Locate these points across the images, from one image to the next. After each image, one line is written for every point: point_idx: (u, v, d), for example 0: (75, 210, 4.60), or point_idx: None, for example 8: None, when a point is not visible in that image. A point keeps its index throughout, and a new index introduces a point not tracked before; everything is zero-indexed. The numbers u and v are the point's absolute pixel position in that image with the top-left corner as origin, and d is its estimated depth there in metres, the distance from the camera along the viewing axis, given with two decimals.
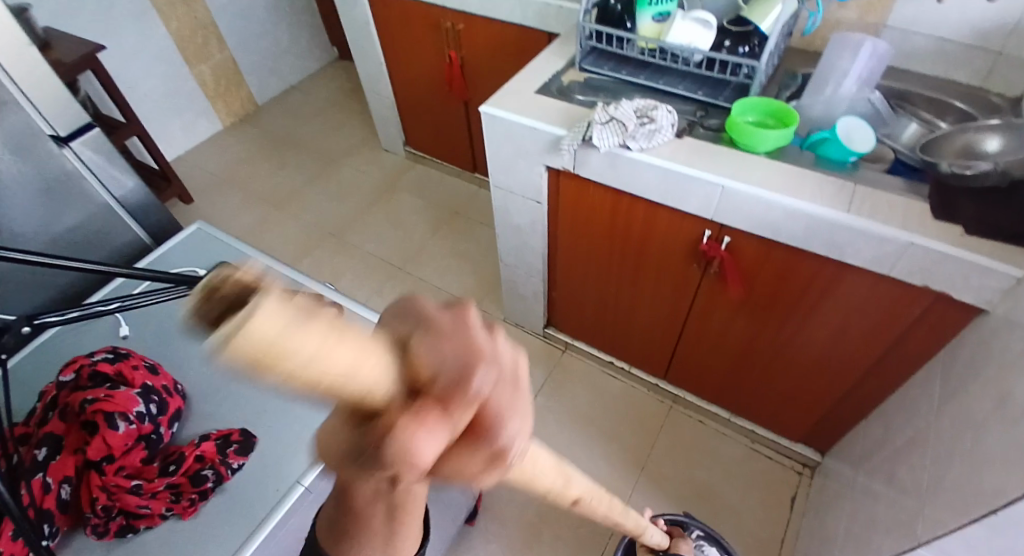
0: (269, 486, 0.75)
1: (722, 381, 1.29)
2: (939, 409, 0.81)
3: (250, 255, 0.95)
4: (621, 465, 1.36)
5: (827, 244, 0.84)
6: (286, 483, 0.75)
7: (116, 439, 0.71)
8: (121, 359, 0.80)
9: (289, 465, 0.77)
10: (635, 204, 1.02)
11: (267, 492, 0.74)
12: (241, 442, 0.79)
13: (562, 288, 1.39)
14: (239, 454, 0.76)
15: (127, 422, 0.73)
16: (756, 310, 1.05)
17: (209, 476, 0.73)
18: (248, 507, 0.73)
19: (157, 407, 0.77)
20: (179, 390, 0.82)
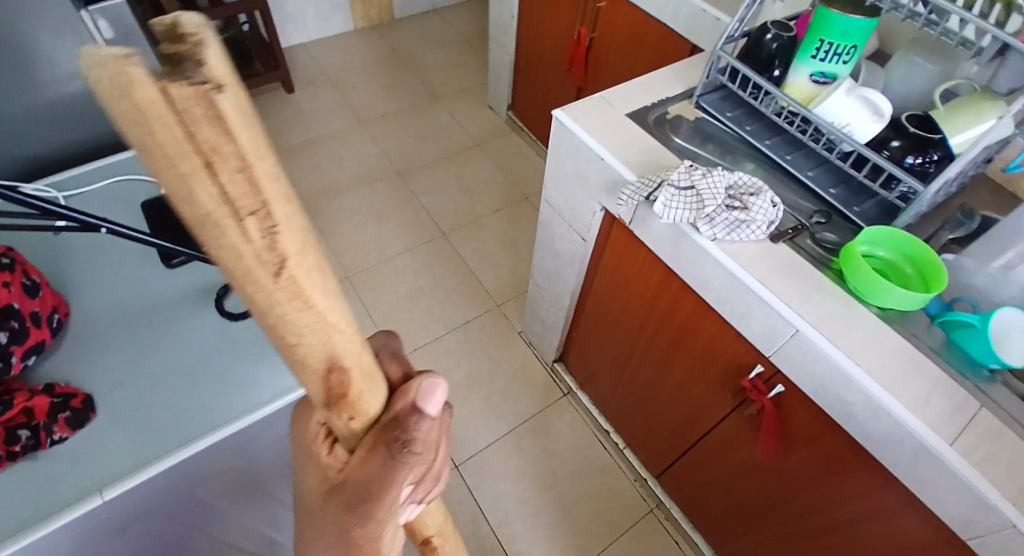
0: (69, 484, 0.59)
1: (716, 520, 1.06)
2: None
3: None
4: (566, 546, 1.18)
5: (901, 467, 0.60)
6: (94, 484, 0.59)
7: None
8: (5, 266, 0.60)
9: (114, 466, 0.60)
10: (685, 295, 0.80)
11: (71, 485, 0.59)
12: (86, 406, 0.63)
13: (584, 333, 1.19)
14: (70, 425, 0.61)
15: None
16: (783, 478, 0.81)
17: (22, 438, 0.58)
18: (32, 502, 0.57)
19: (10, 335, 0.58)
20: (57, 319, 0.64)
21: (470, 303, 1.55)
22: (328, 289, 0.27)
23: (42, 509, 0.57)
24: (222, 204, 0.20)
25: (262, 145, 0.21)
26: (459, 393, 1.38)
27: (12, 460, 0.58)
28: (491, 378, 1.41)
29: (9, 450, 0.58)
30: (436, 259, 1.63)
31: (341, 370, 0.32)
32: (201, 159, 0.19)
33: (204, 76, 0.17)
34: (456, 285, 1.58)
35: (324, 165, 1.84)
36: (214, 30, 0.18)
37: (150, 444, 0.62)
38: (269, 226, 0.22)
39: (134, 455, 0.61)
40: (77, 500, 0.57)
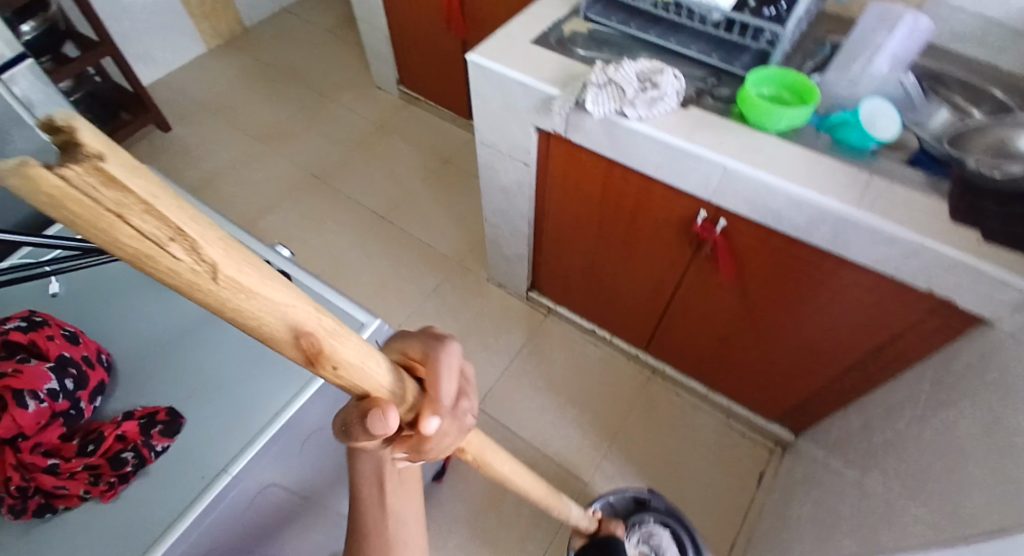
0: (192, 477, 0.62)
1: (705, 360, 1.26)
2: (923, 418, 0.79)
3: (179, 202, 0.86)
4: (596, 434, 1.35)
5: (829, 239, 0.78)
6: (214, 467, 0.62)
7: (26, 417, 0.58)
8: (40, 324, 0.65)
9: (225, 448, 0.64)
10: (629, 176, 0.94)
11: (193, 477, 0.62)
12: (172, 418, 0.66)
13: (549, 253, 1.32)
14: (164, 434, 0.64)
15: (38, 399, 0.59)
16: (746, 295, 1.00)
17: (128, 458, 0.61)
18: (168, 500, 0.60)
19: (75, 381, 0.63)
20: (105, 357, 0.69)
21: (434, 269, 1.63)
22: (269, 279, 0.28)
23: (175, 506, 0.59)
24: (140, 241, 0.22)
25: (150, 180, 0.22)
26: None
27: (126, 482, 0.61)
28: (478, 326, 1.53)
29: (121, 474, 0.60)
30: (387, 242, 1.69)
31: (305, 334, 0.31)
32: (110, 214, 0.21)
33: (84, 153, 0.19)
34: (415, 259, 1.66)
35: (240, 192, 1.81)
36: (81, 117, 0.20)
37: (248, 424, 0.66)
38: (192, 245, 0.23)
39: (239, 432, 0.65)
40: (207, 484, 0.60)
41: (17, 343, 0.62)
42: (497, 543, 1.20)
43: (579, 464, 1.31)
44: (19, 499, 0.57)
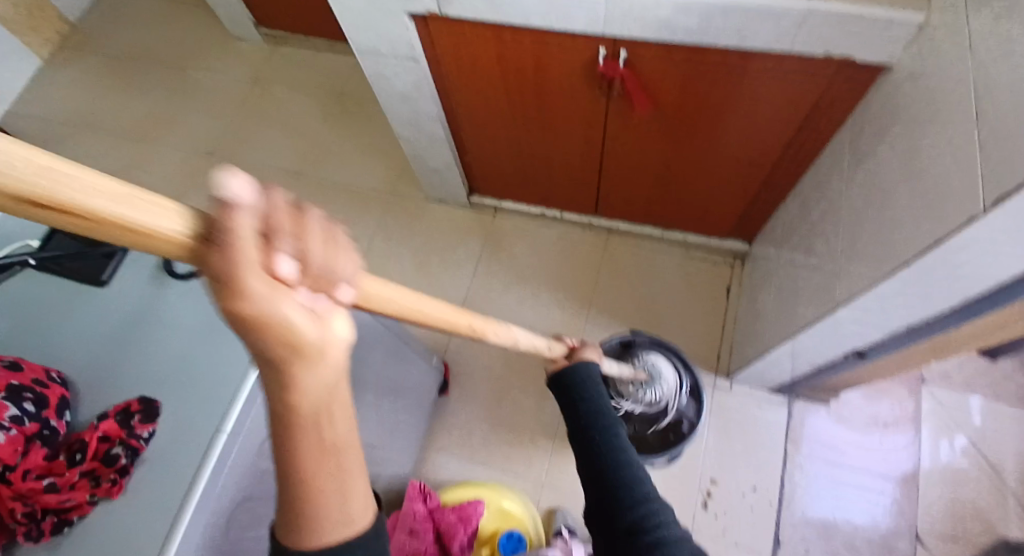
0: (194, 447, 0.60)
1: (653, 202, 1.28)
2: (851, 176, 0.84)
3: None
4: (573, 305, 1.40)
5: (726, 31, 0.78)
6: (213, 425, 0.60)
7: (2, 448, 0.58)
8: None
9: (212, 410, 0.62)
10: (519, 37, 0.90)
11: (194, 447, 0.60)
12: (146, 406, 0.65)
13: (473, 149, 1.29)
14: (145, 420, 0.64)
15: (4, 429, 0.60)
16: (667, 122, 1.00)
17: (118, 452, 0.61)
18: (177, 471, 0.59)
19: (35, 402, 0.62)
20: (56, 376, 0.67)
21: (368, 206, 1.58)
22: None
23: (182, 487, 0.57)
24: None
25: None
26: (418, 274, 1.48)
27: (128, 474, 0.61)
28: (431, 245, 1.51)
29: (119, 468, 0.60)
30: (310, 195, 1.62)
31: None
32: None
33: None
34: (345, 202, 1.59)
35: None
36: None
37: (228, 391, 0.63)
38: None
39: (223, 392, 0.63)
40: (209, 445, 0.58)
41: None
42: (515, 428, 1.27)
43: (566, 336, 1.37)
44: (31, 526, 0.56)
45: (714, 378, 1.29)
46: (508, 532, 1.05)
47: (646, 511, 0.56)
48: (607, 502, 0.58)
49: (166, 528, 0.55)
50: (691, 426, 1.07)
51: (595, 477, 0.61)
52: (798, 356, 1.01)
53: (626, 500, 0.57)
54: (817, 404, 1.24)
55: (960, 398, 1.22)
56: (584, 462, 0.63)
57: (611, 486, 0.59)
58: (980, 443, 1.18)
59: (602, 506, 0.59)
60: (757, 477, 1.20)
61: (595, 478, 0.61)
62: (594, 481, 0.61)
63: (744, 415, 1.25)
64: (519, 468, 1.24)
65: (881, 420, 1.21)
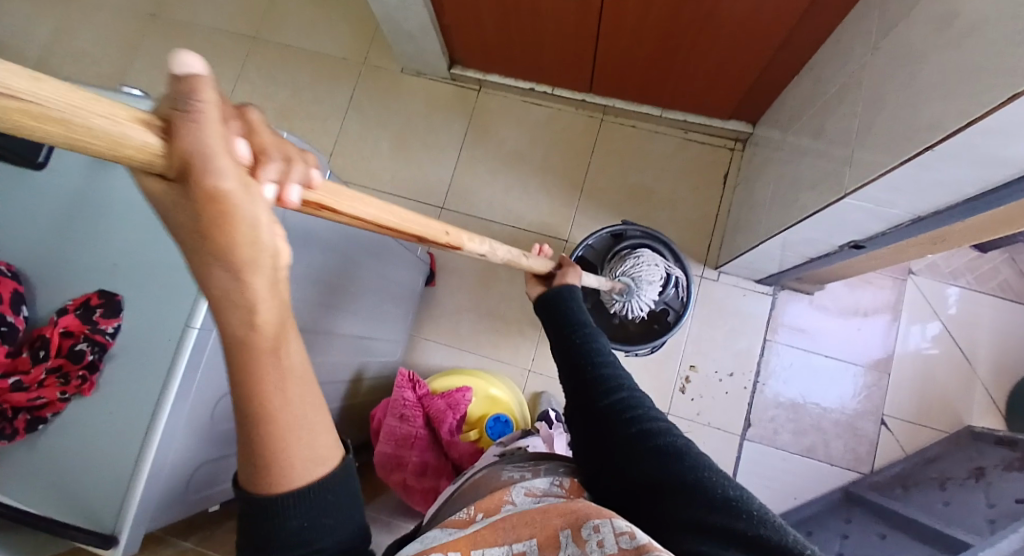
0: (161, 343, 0.55)
1: (651, 75, 1.16)
2: (875, 45, 0.74)
3: None
4: (561, 191, 1.33)
5: None
6: (182, 319, 0.55)
7: None
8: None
9: (177, 304, 0.56)
10: None
11: (161, 343, 0.55)
12: (109, 299, 0.57)
13: (451, 10, 1.13)
14: (107, 315, 0.56)
15: None
16: None
17: (82, 350, 0.54)
18: (147, 368, 0.55)
19: None
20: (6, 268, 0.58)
21: (338, 79, 1.43)
22: None
23: (158, 376, 0.54)
24: None
25: None
26: (397, 156, 1.39)
27: (97, 370, 0.55)
28: (409, 124, 1.39)
29: (87, 364, 0.54)
30: (272, 66, 1.45)
31: None
32: None
33: None
34: (312, 74, 1.43)
35: (77, 67, 1.48)
36: None
37: (193, 278, 0.57)
38: None
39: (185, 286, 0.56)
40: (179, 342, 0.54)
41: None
42: (501, 316, 1.28)
43: (553, 224, 1.32)
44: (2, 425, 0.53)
45: (702, 267, 1.27)
46: (496, 417, 1.09)
47: (618, 396, 0.56)
48: (583, 390, 0.58)
49: (149, 415, 0.53)
50: (676, 316, 1.09)
51: (579, 376, 0.59)
52: (790, 246, 0.99)
53: (600, 385, 0.57)
54: (800, 294, 1.25)
55: (940, 287, 1.23)
56: (565, 354, 0.63)
57: (597, 387, 0.57)
58: (952, 329, 1.21)
59: (577, 393, 0.59)
60: (734, 361, 1.24)
61: (579, 377, 0.59)
62: (572, 376, 0.61)
63: (729, 305, 1.26)
64: (506, 353, 1.26)
65: (861, 308, 1.23)
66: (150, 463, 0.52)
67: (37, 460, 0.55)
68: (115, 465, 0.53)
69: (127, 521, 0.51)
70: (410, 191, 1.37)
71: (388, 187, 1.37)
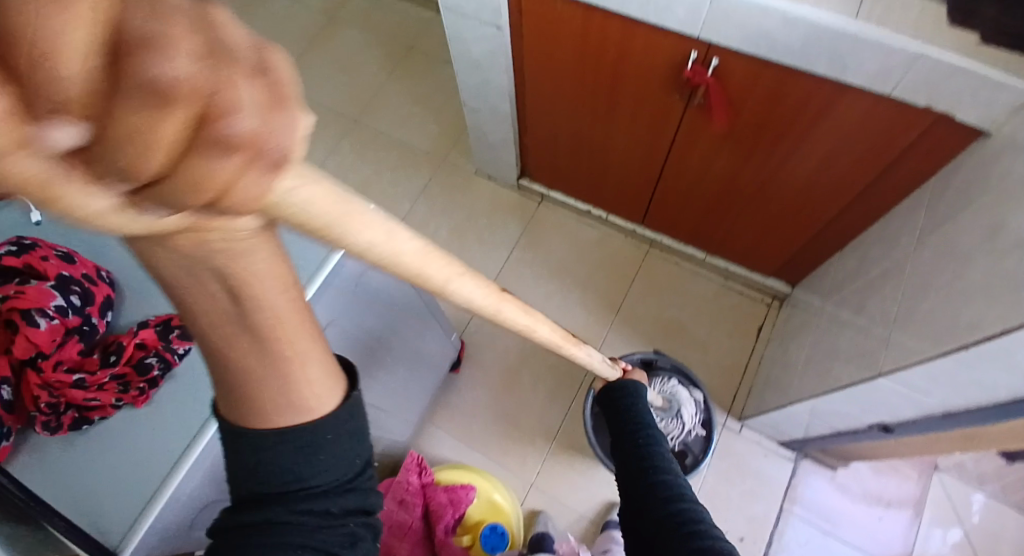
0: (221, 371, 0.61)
1: (702, 222, 1.25)
2: (920, 240, 0.78)
3: None
4: (599, 309, 1.38)
5: (827, 62, 0.72)
6: None
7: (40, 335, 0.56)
8: (30, 250, 0.60)
9: None
10: (609, 24, 0.87)
11: None
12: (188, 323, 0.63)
13: (533, 131, 1.26)
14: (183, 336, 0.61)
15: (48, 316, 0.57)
16: (741, 142, 0.96)
17: (151, 363, 0.59)
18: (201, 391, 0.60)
19: (82, 296, 0.59)
20: (106, 275, 0.64)
21: (416, 168, 1.57)
22: None
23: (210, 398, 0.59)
24: None
25: None
26: (453, 244, 1.47)
27: (155, 386, 0.59)
28: (470, 218, 1.50)
29: (149, 378, 0.59)
30: (362, 146, 1.61)
31: None
32: None
33: None
34: (395, 160, 1.58)
35: None
36: None
37: None
38: None
39: None
40: None
41: (15, 270, 0.59)
42: (517, 418, 1.27)
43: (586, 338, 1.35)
44: (51, 416, 0.56)
45: (726, 416, 1.26)
46: (493, 526, 1.06)
47: (680, 506, 0.53)
48: (638, 499, 0.57)
49: (190, 434, 0.57)
50: (695, 462, 1.06)
51: (634, 482, 0.58)
52: (819, 413, 0.98)
53: (659, 494, 0.55)
54: (823, 469, 1.21)
55: (967, 491, 1.17)
56: (623, 459, 0.62)
57: (653, 494, 0.56)
58: (974, 538, 1.14)
59: (635, 502, 0.57)
60: (745, 524, 1.18)
61: (634, 483, 0.58)
62: (629, 480, 0.59)
63: (749, 462, 1.22)
64: (513, 458, 1.24)
65: (883, 496, 1.18)
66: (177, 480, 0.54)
67: (66, 463, 0.57)
68: (141, 479, 0.55)
69: (137, 534, 0.52)
70: None
71: None
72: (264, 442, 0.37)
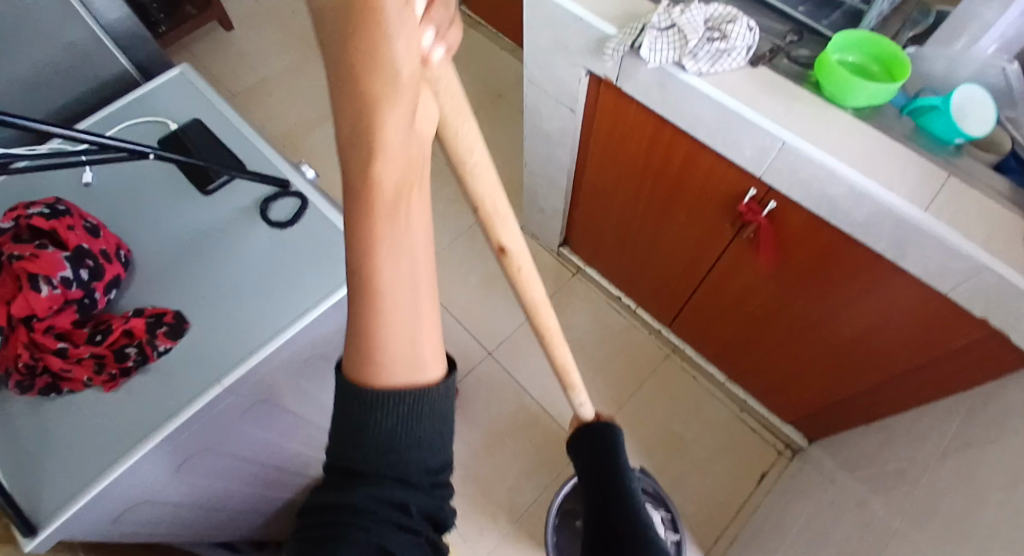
0: (186, 383, 0.61)
1: (729, 347, 1.19)
2: (945, 452, 0.70)
3: (221, 109, 0.81)
4: (601, 401, 1.33)
5: (885, 241, 0.68)
6: (214, 372, 0.62)
7: (38, 302, 0.56)
8: (61, 212, 0.62)
9: (219, 359, 0.63)
10: (677, 137, 0.85)
11: (189, 380, 0.61)
12: (179, 320, 0.64)
13: (584, 208, 1.25)
14: (168, 335, 0.62)
15: (52, 285, 0.57)
16: (784, 286, 0.91)
17: (130, 352, 0.60)
18: (161, 397, 0.60)
19: (91, 272, 0.60)
20: (124, 254, 0.66)
21: (467, 208, 1.58)
22: None
23: (164, 409, 0.59)
24: None
25: None
26: (478, 291, 1.46)
27: (128, 375, 0.60)
28: (502, 271, 1.49)
29: (124, 367, 0.60)
30: None
31: None
32: None
33: None
34: (451, 194, 1.61)
35: (288, 103, 1.77)
36: None
37: (241, 342, 0.64)
38: None
39: (229, 342, 0.64)
40: (200, 392, 0.60)
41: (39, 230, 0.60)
42: (485, 487, 1.22)
43: None
44: (25, 377, 0.58)
45: None
46: None
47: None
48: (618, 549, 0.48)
49: (122, 447, 0.57)
50: None
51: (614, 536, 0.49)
52: None
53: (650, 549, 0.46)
54: None
55: None
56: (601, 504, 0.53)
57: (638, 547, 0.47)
58: None
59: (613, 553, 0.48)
60: None
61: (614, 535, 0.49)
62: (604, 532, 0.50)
63: None
64: (468, 528, 1.19)
65: None
66: (94, 493, 0.54)
67: (22, 422, 0.58)
68: (76, 468, 0.56)
69: (59, 519, 0.53)
70: (470, 326, 1.41)
71: (454, 313, 1.43)
72: (385, 409, 0.35)
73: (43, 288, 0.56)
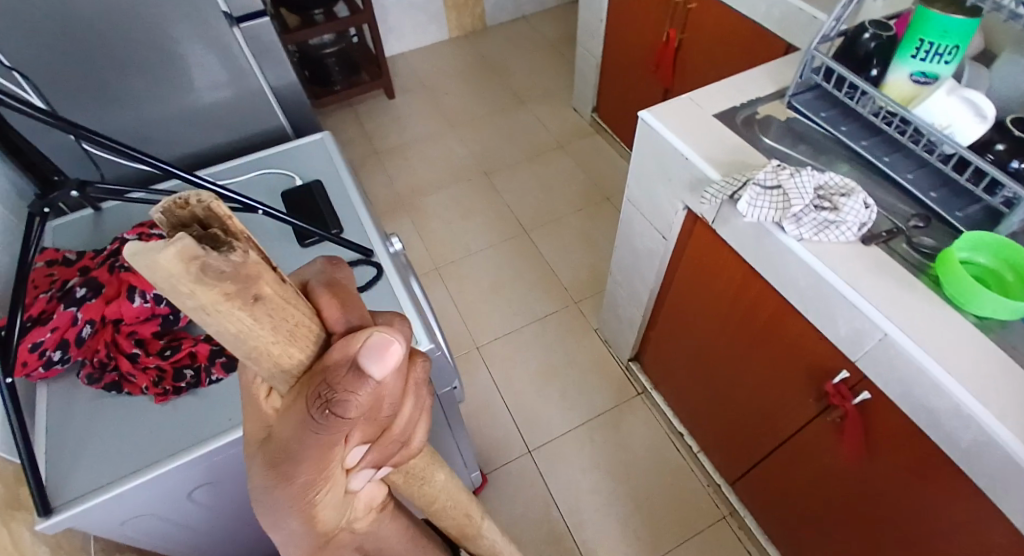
0: (222, 415, 0.64)
1: (794, 531, 1.03)
2: None
3: (341, 171, 0.91)
4: (634, 542, 1.20)
5: (993, 480, 0.57)
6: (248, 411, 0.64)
7: (129, 310, 0.64)
8: None
9: None
10: (768, 293, 0.80)
11: (225, 412, 0.64)
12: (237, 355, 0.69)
13: (661, 332, 1.20)
14: (223, 367, 0.67)
15: (144, 298, 0.65)
16: (866, 487, 0.78)
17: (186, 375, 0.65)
18: (197, 421, 0.63)
19: None
20: None
21: (549, 299, 1.59)
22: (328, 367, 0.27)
23: (195, 434, 0.63)
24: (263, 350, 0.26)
25: None
26: (536, 385, 1.43)
27: (177, 394, 0.65)
28: (565, 371, 1.45)
29: (176, 386, 0.65)
30: (516, 255, 1.69)
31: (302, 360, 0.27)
32: None
33: (232, 244, 0.23)
34: (536, 282, 1.63)
35: (417, 166, 1.94)
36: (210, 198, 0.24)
37: None
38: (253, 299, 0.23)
39: None
40: (228, 428, 0.62)
41: None
42: None
43: None
44: (99, 370, 0.65)
45: None
46: None
47: None
48: None
49: (149, 459, 0.61)
50: None
51: None
52: None
53: None
54: None
55: None
56: None
57: None
58: None
59: None
60: None
61: None
62: None
63: None
64: None
65: None
66: (109, 494, 0.58)
67: (85, 407, 0.65)
68: (108, 464, 0.61)
69: (74, 507, 0.58)
70: (519, 418, 1.38)
71: (506, 400, 1.41)
72: None
73: (136, 299, 0.64)
